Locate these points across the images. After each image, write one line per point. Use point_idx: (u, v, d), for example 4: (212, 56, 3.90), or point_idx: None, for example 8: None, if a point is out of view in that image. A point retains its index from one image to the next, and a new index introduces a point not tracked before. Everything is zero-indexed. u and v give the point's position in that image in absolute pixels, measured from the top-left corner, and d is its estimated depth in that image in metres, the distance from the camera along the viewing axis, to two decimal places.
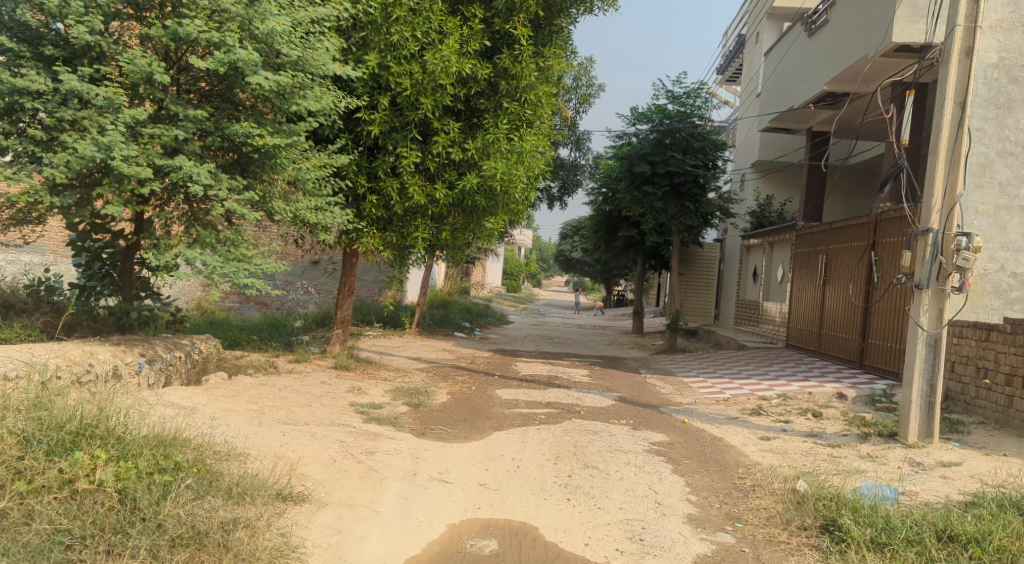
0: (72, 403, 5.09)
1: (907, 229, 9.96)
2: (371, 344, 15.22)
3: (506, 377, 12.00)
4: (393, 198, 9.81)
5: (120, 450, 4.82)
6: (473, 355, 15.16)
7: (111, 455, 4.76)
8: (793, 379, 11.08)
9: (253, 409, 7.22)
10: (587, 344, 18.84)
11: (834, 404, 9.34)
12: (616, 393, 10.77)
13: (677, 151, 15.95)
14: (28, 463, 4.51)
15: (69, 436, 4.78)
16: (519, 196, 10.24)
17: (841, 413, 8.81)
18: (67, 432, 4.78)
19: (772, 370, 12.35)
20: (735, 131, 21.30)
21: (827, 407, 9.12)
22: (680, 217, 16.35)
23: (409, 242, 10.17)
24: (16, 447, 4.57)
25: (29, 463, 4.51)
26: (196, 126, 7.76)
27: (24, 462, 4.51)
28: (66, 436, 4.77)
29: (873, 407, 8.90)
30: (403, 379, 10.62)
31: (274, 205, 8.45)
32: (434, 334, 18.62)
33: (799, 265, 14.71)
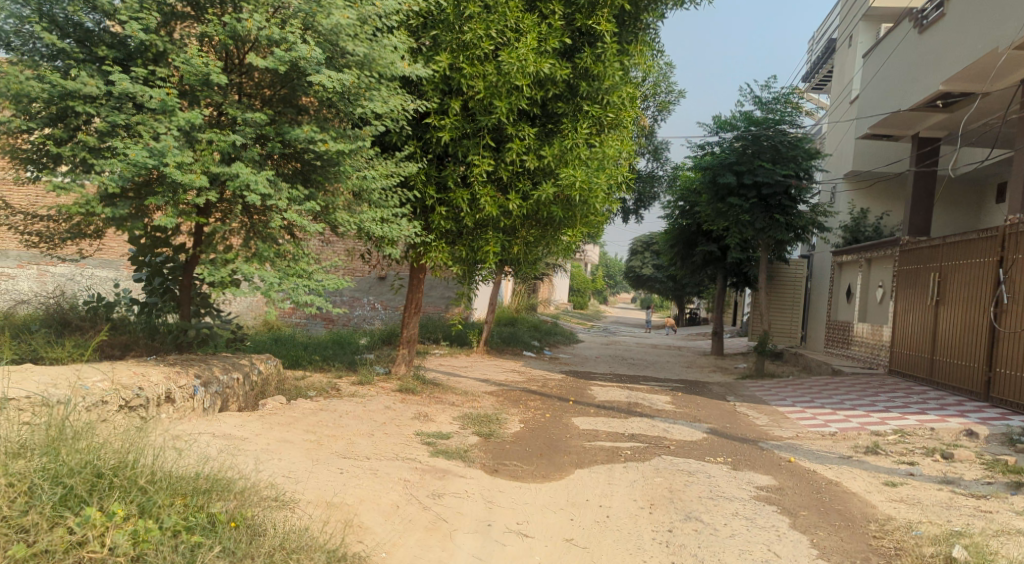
0: (95, 441, 4.50)
1: None
2: (438, 364, 14.49)
3: (583, 403, 11.09)
4: (464, 210, 9.06)
5: (142, 503, 4.23)
6: (545, 376, 14.29)
7: (131, 511, 4.18)
8: (908, 411, 10.01)
9: (310, 439, 6.52)
10: (664, 366, 17.75)
11: (965, 443, 8.18)
12: (706, 424, 9.76)
13: (766, 161, 14.89)
14: (33, 520, 3.96)
15: (84, 485, 4.20)
16: (600, 207, 9.34)
17: (977, 455, 7.70)
18: (82, 481, 4.20)
19: (882, 400, 11.26)
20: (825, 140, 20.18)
21: (958, 448, 8.00)
22: (770, 231, 15.35)
23: (479, 257, 9.39)
24: (20, 500, 4.02)
25: (34, 520, 3.95)
26: (256, 131, 7.05)
27: (30, 516, 3.98)
28: (81, 485, 4.19)
29: (1013, 449, 7.81)
30: (473, 404, 9.81)
31: (337, 217, 7.72)
32: (503, 353, 17.83)
33: (906, 284, 13.61)
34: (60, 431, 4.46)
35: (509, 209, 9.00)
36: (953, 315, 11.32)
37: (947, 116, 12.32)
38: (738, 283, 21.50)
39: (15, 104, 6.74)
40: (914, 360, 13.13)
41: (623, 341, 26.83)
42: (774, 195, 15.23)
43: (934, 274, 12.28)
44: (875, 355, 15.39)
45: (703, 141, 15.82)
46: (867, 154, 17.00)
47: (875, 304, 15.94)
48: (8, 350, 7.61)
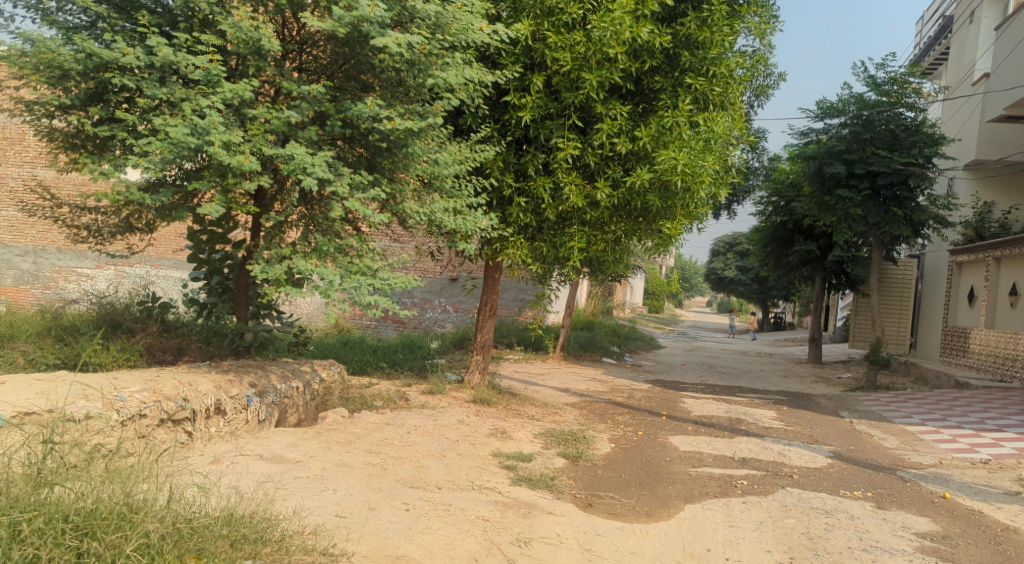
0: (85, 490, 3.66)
1: None
2: (515, 371, 13.49)
3: (678, 419, 9.87)
4: (547, 200, 8.00)
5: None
6: (631, 386, 13.11)
7: None
8: None
9: (373, 463, 5.52)
10: (759, 375, 16.31)
11: None
12: (825, 448, 8.46)
13: (881, 148, 14.02)
14: None
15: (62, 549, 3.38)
16: (705, 196, 8.11)
17: None
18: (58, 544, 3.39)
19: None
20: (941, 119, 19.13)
21: None
22: (888, 226, 14.31)
23: (563, 255, 8.32)
24: None
25: None
26: (314, 108, 6.04)
27: None
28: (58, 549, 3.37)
29: None
30: (556, 419, 8.71)
31: (405, 206, 6.70)
32: (582, 360, 16.74)
33: None
34: (35, 471, 3.70)
35: (597, 198, 7.89)
36: None
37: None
38: (840, 286, 19.92)
39: (49, 78, 5.88)
40: None
41: (708, 347, 25.26)
42: (889, 186, 14.31)
43: None
44: (1008, 366, 14.38)
45: (807, 129, 14.87)
46: (999, 140, 16.23)
47: (1004, 309, 15.08)
48: (51, 356, 6.87)
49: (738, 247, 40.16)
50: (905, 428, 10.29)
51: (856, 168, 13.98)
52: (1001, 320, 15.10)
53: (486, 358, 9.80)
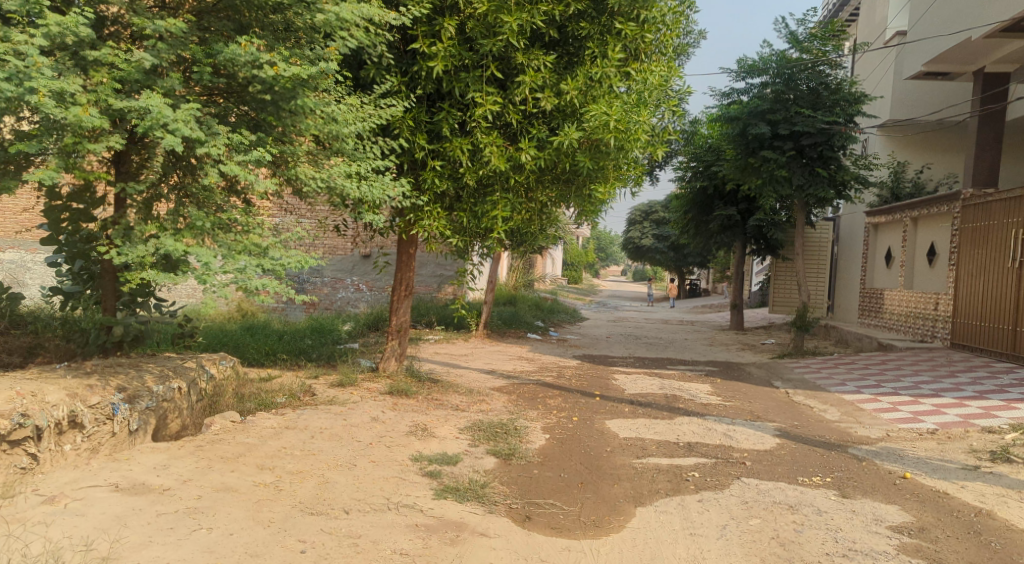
0: None
1: None
2: (436, 354, 12.60)
3: (612, 399, 9.19)
4: (464, 162, 7.08)
5: None
6: (559, 364, 12.41)
7: None
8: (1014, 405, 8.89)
9: (265, 484, 4.57)
10: (685, 345, 15.88)
11: None
12: (771, 426, 7.90)
13: (805, 107, 13.59)
14: None
15: None
16: (639, 154, 7.38)
17: None
18: None
19: (966, 386, 10.26)
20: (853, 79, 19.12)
21: None
22: (812, 188, 13.94)
23: (485, 225, 7.43)
24: None
25: None
26: (175, 52, 4.94)
27: None
28: None
29: None
30: (483, 408, 7.88)
31: (298, 171, 5.63)
32: (505, 336, 15.99)
33: (975, 244, 12.94)
34: None
35: (522, 160, 7.03)
36: None
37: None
38: (760, 252, 19.69)
39: None
40: (985, 335, 12.40)
41: (630, 317, 24.85)
42: (813, 145, 13.93)
43: (1017, 230, 11.75)
44: (929, 326, 14.32)
45: (729, 90, 14.32)
46: (916, 98, 16.16)
47: (922, 270, 14.99)
48: None
49: (655, 216, 40.03)
50: (843, 398, 9.89)
51: (780, 129, 13.54)
52: (919, 280, 15.04)
53: (405, 342, 8.84)
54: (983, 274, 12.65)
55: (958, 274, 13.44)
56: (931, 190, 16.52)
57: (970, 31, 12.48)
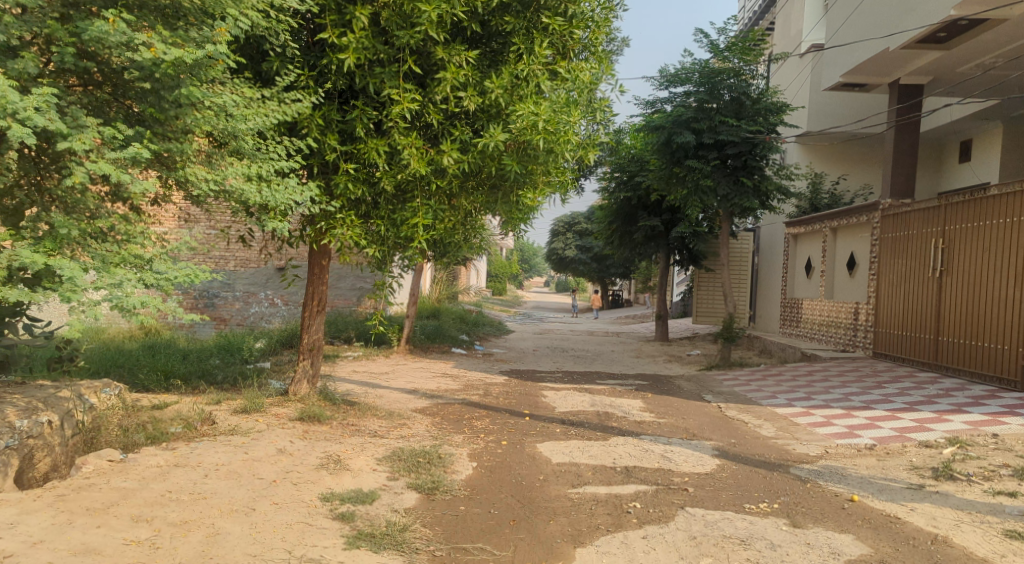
0: None
1: None
2: (354, 373, 11.86)
3: (543, 419, 8.67)
4: (382, 165, 6.47)
5: None
6: (485, 381, 11.84)
7: None
8: (948, 416, 8.80)
9: (138, 543, 3.88)
10: (613, 358, 15.53)
11: None
12: (709, 446, 7.50)
13: (728, 116, 13.42)
14: None
15: None
16: (569, 158, 6.91)
17: None
18: None
19: (896, 397, 10.14)
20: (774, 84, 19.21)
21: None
22: (736, 198, 13.76)
23: (405, 235, 6.83)
24: None
25: None
26: (30, 29, 4.22)
27: None
28: None
29: None
30: (403, 434, 7.22)
31: (187, 172, 4.92)
32: (428, 352, 15.33)
33: (895, 253, 12.98)
34: None
35: (444, 163, 6.46)
36: (968, 283, 10.99)
37: (943, 51, 12.33)
38: (683, 263, 19.56)
39: None
40: (907, 344, 12.42)
41: (556, 329, 24.45)
42: (737, 155, 13.76)
43: (938, 239, 11.79)
44: (850, 336, 14.31)
45: (652, 99, 14.03)
46: (833, 108, 16.20)
47: (843, 281, 14.98)
48: None
49: (577, 227, 39.89)
50: (775, 412, 9.59)
51: (705, 138, 13.33)
52: (840, 290, 15.06)
53: (319, 362, 8.09)
54: (903, 283, 12.67)
55: (878, 283, 13.48)
56: (848, 201, 16.64)
57: (887, 42, 12.44)
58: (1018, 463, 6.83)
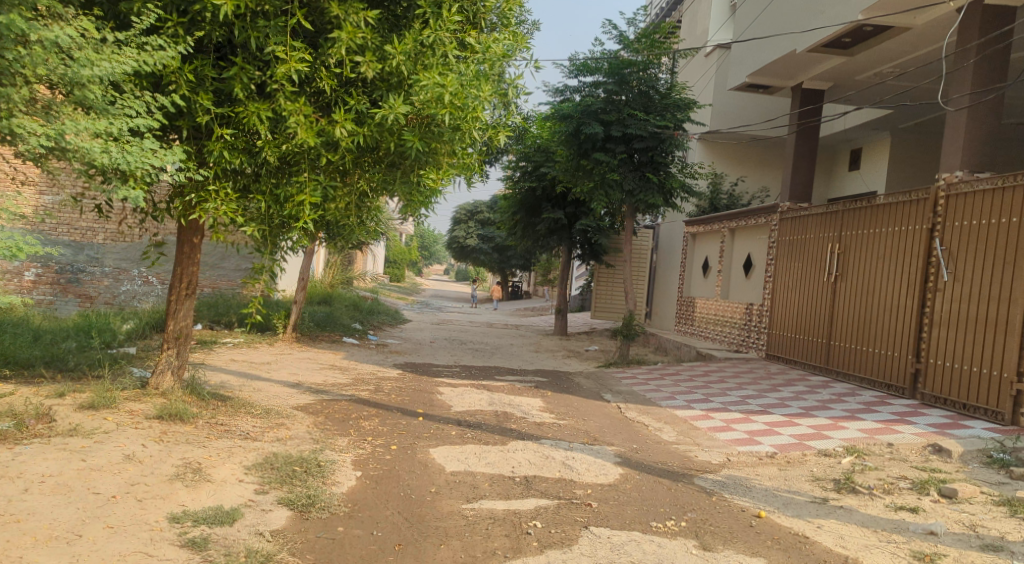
0: None
1: None
2: (233, 364, 10.96)
3: (436, 419, 8.08)
4: (263, 133, 5.74)
5: None
6: (377, 374, 11.15)
7: None
8: (840, 419, 8.48)
9: None
10: (512, 352, 15.08)
11: (963, 493, 6.00)
12: (611, 454, 7.06)
13: (636, 109, 13.02)
14: None
15: None
16: (477, 138, 6.31)
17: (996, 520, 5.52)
18: None
19: (784, 398, 9.73)
20: (681, 78, 18.96)
21: (960, 506, 5.83)
22: (640, 193, 13.36)
23: (289, 213, 6.13)
24: None
25: None
26: None
27: None
28: None
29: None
30: (276, 437, 6.45)
31: (12, 122, 4.28)
32: (317, 340, 14.48)
33: (792, 253, 12.63)
34: None
35: (336, 135, 5.78)
36: (860, 287, 10.56)
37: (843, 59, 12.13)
38: (584, 257, 19.24)
39: None
40: (799, 345, 12.09)
41: (455, 319, 23.86)
42: (644, 150, 13.36)
43: (834, 244, 11.33)
44: (744, 336, 14.09)
45: (561, 88, 13.49)
46: (737, 107, 16.00)
47: (739, 282, 14.77)
48: None
49: (479, 216, 39.47)
50: (674, 414, 9.11)
51: (612, 130, 12.90)
52: (736, 291, 14.90)
53: (187, 351, 7.19)
54: (798, 285, 12.30)
55: (773, 284, 13.18)
56: (745, 203, 16.45)
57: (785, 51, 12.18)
58: (916, 475, 6.54)
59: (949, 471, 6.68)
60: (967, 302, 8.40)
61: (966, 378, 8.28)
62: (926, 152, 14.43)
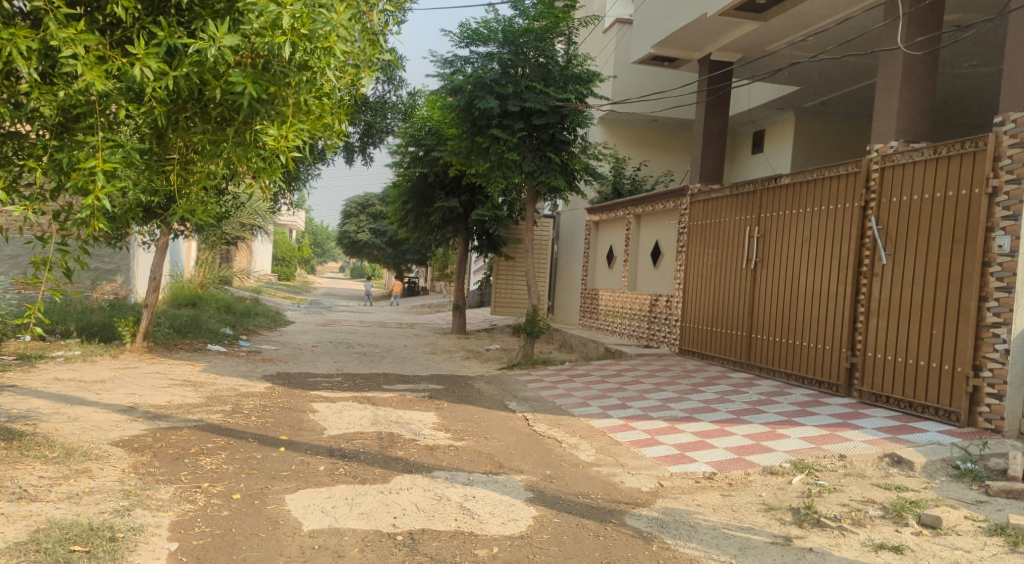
0: None
1: (992, 208, 6.50)
2: (56, 386, 9.05)
3: (302, 449, 6.51)
4: (28, 71, 4.55)
5: None
6: (239, 389, 9.47)
7: None
8: (769, 418, 7.35)
9: None
10: (404, 355, 13.58)
11: (950, 523, 4.81)
12: (520, 487, 5.66)
13: (535, 81, 11.55)
14: None
15: None
16: (334, 81, 4.84)
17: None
18: None
19: (694, 393, 8.67)
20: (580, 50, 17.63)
21: (950, 543, 4.62)
22: (542, 175, 11.81)
23: (70, 180, 4.81)
24: None
25: None
26: None
27: None
28: None
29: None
30: (66, 502, 4.82)
31: None
32: (174, 349, 12.60)
33: (699, 236, 11.22)
34: None
35: (135, 78, 4.60)
36: (784, 273, 9.24)
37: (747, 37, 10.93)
38: (481, 248, 17.74)
39: None
40: (713, 341, 10.59)
41: (344, 319, 22.08)
42: (545, 126, 11.81)
43: (753, 227, 9.95)
44: (652, 328, 12.64)
45: (448, 58, 11.73)
46: (643, 83, 14.58)
47: (646, 270, 13.35)
48: None
49: (371, 209, 37.65)
50: (588, 427, 7.63)
51: (509, 105, 11.35)
52: (644, 282, 13.39)
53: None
54: (709, 275, 10.89)
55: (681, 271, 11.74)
56: (650, 188, 15.07)
57: (679, 28, 10.93)
58: (884, 497, 5.32)
59: (917, 488, 5.48)
60: (914, 287, 7.23)
61: (914, 376, 7.12)
62: (845, 137, 13.07)
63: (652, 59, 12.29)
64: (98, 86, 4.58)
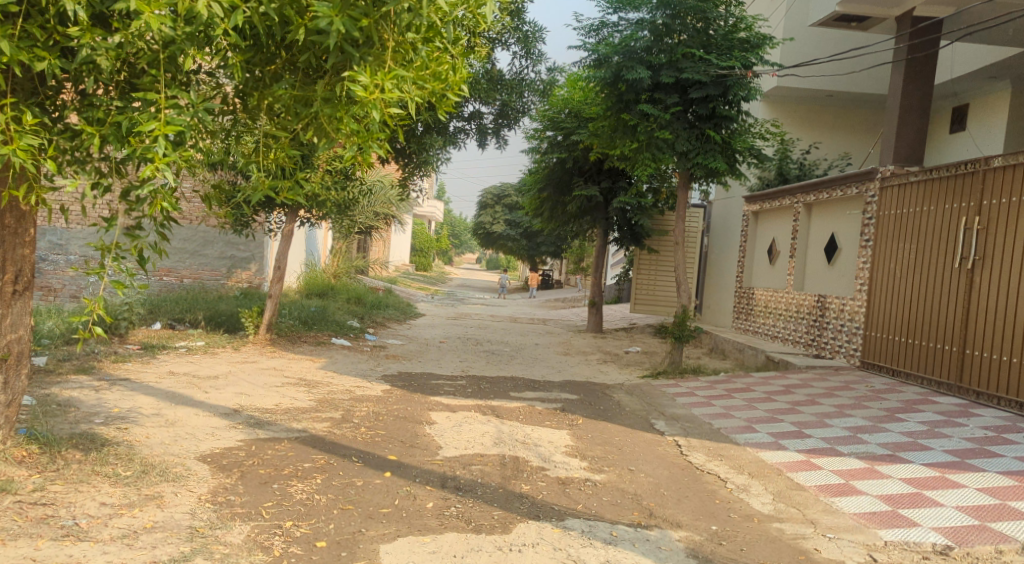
0: None
1: None
2: (168, 382, 8.46)
3: (411, 475, 5.44)
4: (74, 8, 3.64)
5: None
6: (355, 391, 8.60)
7: None
8: (1011, 464, 5.62)
9: None
10: (537, 356, 12.44)
11: None
12: (680, 550, 4.33)
13: (693, 47, 10.03)
14: None
15: None
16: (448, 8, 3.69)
17: None
18: None
19: (894, 422, 6.98)
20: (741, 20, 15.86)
21: None
22: (700, 156, 10.29)
23: (132, 148, 3.89)
24: None
25: None
26: None
27: None
28: None
29: None
30: (118, 544, 3.93)
31: None
32: (298, 342, 11.99)
33: (891, 228, 9.37)
34: None
35: (201, 14, 3.62)
36: (1010, 275, 7.37)
37: None
38: (622, 240, 16.30)
39: None
40: (909, 356, 8.76)
41: (476, 312, 21.23)
42: (703, 100, 10.28)
43: (965, 217, 8.09)
44: (824, 335, 10.84)
45: (592, 26, 10.44)
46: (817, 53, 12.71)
47: (817, 267, 11.53)
48: None
49: (507, 199, 36.97)
50: (760, 462, 6.15)
51: (662, 75, 9.95)
52: (814, 281, 11.60)
53: (22, 380, 4.97)
54: (901, 275, 9.06)
55: (863, 270, 9.91)
56: (821, 173, 13.18)
57: None
58: None
59: None
60: None
61: None
62: None
63: (834, 20, 10.49)
64: (156, 27, 3.63)
